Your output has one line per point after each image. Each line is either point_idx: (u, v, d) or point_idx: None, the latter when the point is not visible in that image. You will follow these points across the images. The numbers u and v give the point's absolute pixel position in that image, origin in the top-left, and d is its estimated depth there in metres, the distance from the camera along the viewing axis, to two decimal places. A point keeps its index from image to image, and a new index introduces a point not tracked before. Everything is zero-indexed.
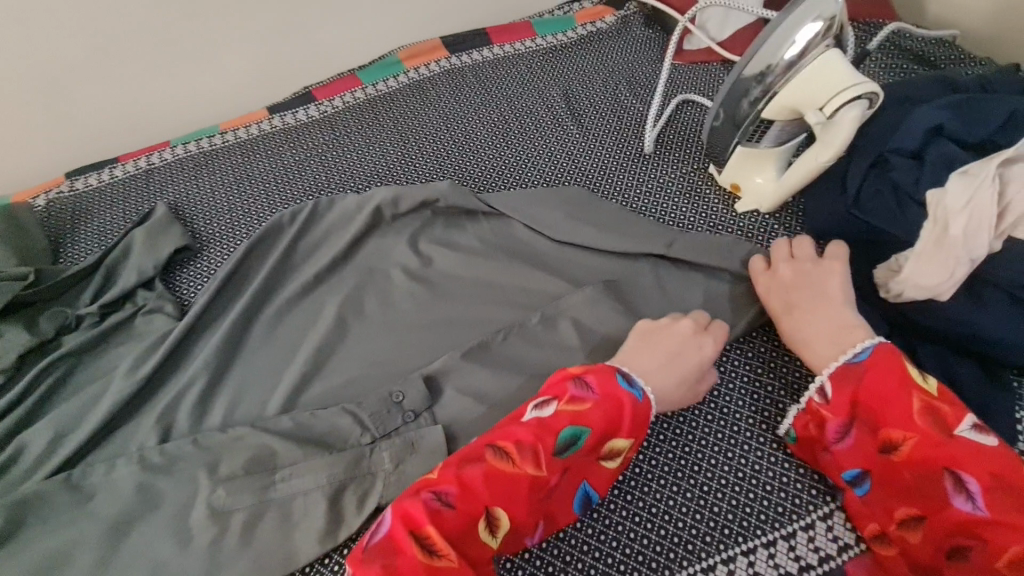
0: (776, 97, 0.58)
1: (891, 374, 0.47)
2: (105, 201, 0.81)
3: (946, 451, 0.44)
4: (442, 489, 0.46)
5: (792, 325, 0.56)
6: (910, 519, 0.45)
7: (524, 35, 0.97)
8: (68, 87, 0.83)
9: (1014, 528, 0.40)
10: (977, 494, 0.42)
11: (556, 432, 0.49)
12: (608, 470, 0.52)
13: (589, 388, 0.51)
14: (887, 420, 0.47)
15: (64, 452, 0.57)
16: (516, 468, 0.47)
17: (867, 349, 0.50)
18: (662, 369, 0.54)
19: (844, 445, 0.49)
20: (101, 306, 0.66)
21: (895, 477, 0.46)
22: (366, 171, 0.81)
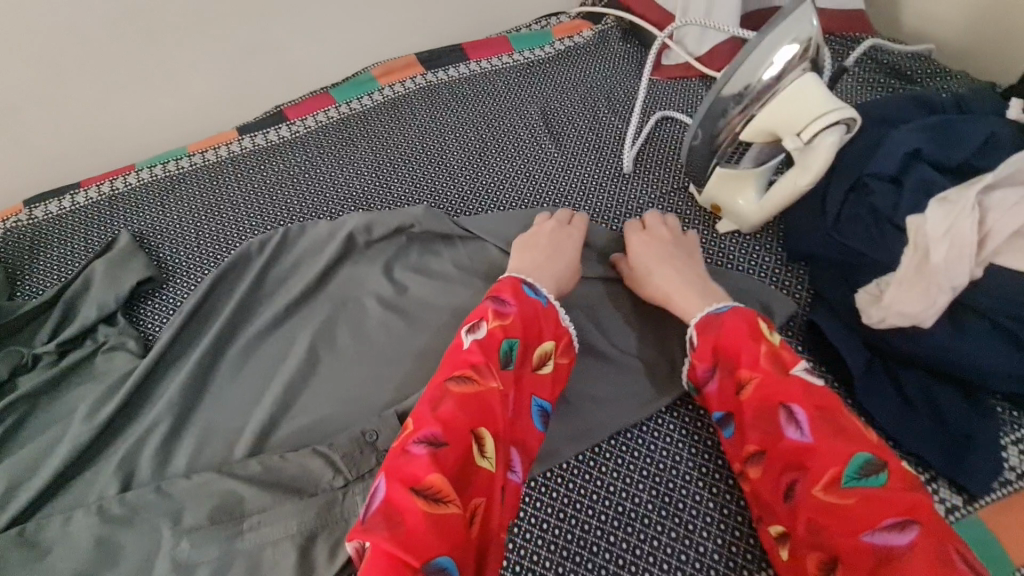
0: (754, 120, 0.57)
1: (744, 325, 0.51)
2: (65, 230, 0.78)
3: (781, 388, 0.47)
4: (426, 433, 0.45)
5: (660, 272, 0.59)
6: (755, 455, 0.48)
7: (500, 50, 0.95)
8: (25, 111, 0.80)
9: (834, 454, 0.43)
10: (805, 423, 0.45)
11: (496, 347, 0.51)
12: (547, 377, 0.54)
13: (508, 302, 0.54)
14: (740, 362, 0.50)
15: (17, 504, 0.54)
16: (480, 385, 0.48)
17: (724, 309, 0.54)
18: (551, 256, 0.60)
19: (712, 388, 0.53)
20: (59, 344, 0.63)
21: (743, 416, 0.49)
22: (341, 195, 0.79)
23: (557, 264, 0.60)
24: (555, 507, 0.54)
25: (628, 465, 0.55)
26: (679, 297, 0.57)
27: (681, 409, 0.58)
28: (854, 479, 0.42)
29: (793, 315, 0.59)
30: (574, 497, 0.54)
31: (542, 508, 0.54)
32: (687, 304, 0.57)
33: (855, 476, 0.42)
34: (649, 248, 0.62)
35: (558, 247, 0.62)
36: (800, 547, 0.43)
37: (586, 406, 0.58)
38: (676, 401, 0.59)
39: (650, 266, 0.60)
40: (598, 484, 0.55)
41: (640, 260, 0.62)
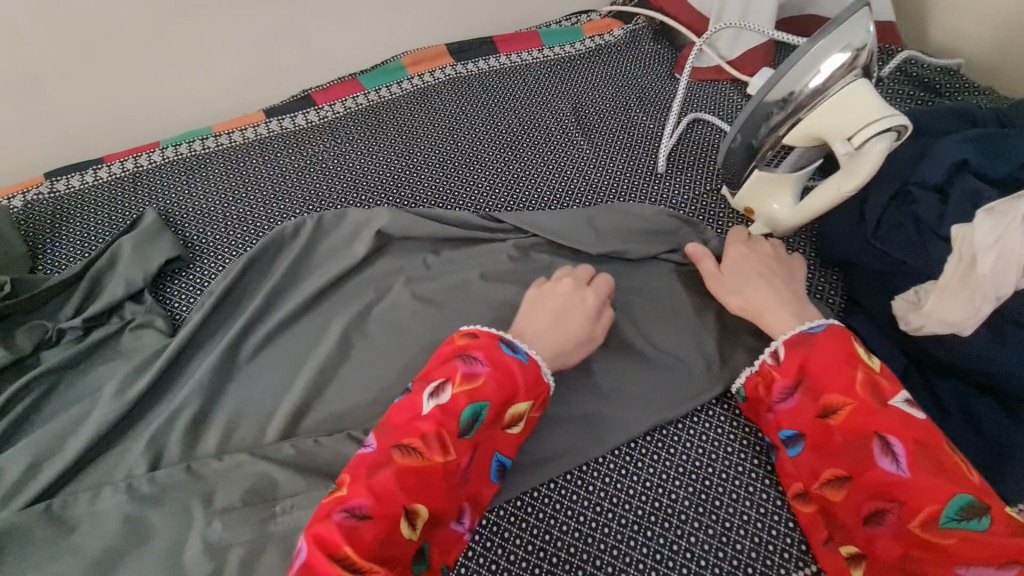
0: (800, 124, 0.57)
1: (839, 349, 0.50)
2: (88, 205, 0.76)
3: (877, 418, 0.47)
4: (355, 503, 0.43)
5: (753, 286, 0.58)
6: (837, 479, 0.48)
7: (531, 45, 0.95)
8: (50, 84, 0.79)
9: (935, 491, 0.43)
10: (901, 456, 0.45)
11: (457, 414, 0.48)
12: (513, 436, 0.52)
13: (479, 363, 0.51)
14: (830, 387, 0.49)
15: (43, 480, 0.53)
16: (427, 459, 0.46)
17: (820, 327, 0.53)
18: (556, 324, 0.57)
19: (787, 407, 0.52)
20: (85, 320, 0.62)
21: (828, 440, 0.49)
22: (370, 182, 0.78)
23: (560, 333, 0.56)
24: (590, 500, 0.54)
25: (664, 461, 0.56)
26: (771, 314, 0.56)
27: (716, 408, 0.58)
28: (953, 520, 0.42)
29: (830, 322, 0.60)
30: (610, 491, 0.54)
31: (577, 500, 0.54)
32: (778, 322, 0.55)
33: (954, 517, 0.42)
34: (745, 262, 0.61)
35: (568, 316, 0.57)
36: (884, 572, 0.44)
37: (620, 402, 0.58)
38: (713, 400, 0.59)
39: (745, 278, 0.60)
40: (633, 479, 0.55)
41: (734, 271, 0.61)
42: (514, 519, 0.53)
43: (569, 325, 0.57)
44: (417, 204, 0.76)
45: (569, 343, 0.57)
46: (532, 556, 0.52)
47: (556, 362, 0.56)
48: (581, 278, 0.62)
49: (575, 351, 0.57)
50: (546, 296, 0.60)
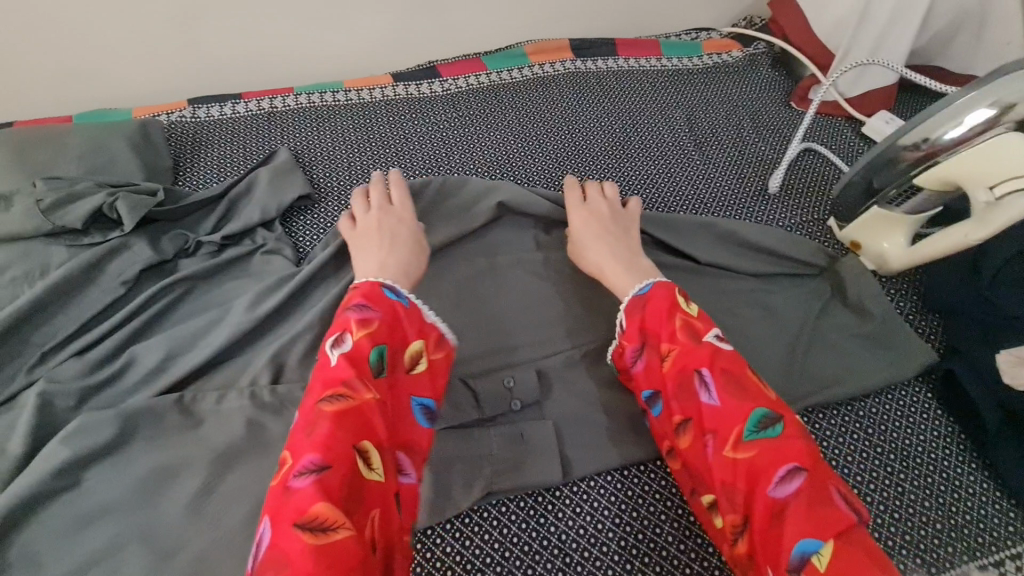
0: (935, 167, 0.59)
1: (664, 303, 0.53)
2: (226, 134, 0.82)
3: (695, 357, 0.48)
4: (306, 462, 0.41)
5: (593, 247, 0.62)
6: (681, 425, 0.49)
7: (650, 52, 0.98)
8: (208, 18, 0.84)
9: (739, 412, 0.45)
10: (714, 386, 0.47)
11: (364, 359, 0.47)
12: (422, 376, 0.51)
13: (366, 307, 0.51)
14: (661, 339, 0.51)
15: (177, 373, 0.58)
16: (356, 400, 0.45)
17: (649, 286, 0.55)
18: (385, 245, 0.61)
19: (639, 368, 0.53)
20: (223, 238, 0.67)
21: (665, 390, 0.50)
22: (488, 158, 0.82)
23: (396, 249, 0.61)
24: (679, 488, 0.55)
25: None
26: (609, 271, 0.60)
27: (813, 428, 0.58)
28: (754, 430, 0.44)
29: (933, 365, 0.61)
30: None
31: (667, 486, 0.55)
32: (617, 278, 0.59)
33: (755, 428, 0.44)
34: (587, 226, 0.64)
35: (389, 236, 0.62)
36: (726, 507, 0.44)
37: None
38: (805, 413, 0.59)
39: (585, 240, 0.63)
40: None
41: (575, 240, 0.64)
42: (604, 491, 0.55)
43: (399, 241, 0.62)
44: (530, 185, 0.79)
45: (412, 258, 0.61)
46: (619, 529, 0.53)
47: (406, 275, 0.59)
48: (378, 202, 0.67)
49: (419, 262, 0.61)
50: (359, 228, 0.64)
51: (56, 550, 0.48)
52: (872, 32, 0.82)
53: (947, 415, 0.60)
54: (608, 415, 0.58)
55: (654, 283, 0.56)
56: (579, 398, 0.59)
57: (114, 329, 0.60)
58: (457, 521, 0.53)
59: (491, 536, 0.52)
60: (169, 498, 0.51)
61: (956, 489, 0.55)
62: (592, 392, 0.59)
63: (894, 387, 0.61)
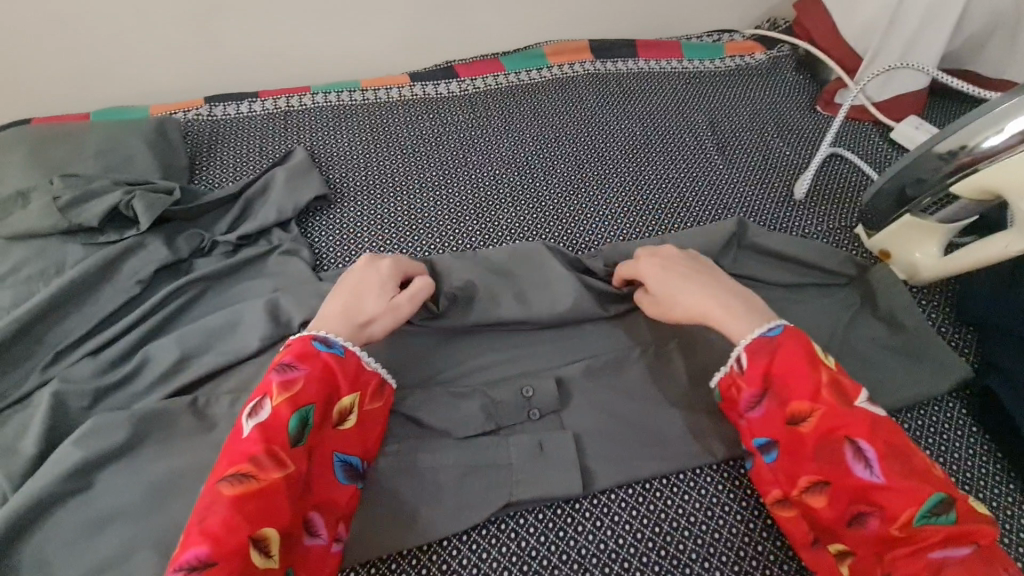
0: (973, 176, 0.57)
1: (800, 353, 0.49)
2: (242, 133, 0.81)
3: (845, 421, 0.45)
4: (188, 556, 0.40)
5: (690, 292, 0.54)
6: (815, 485, 0.46)
7: (671, 54, 0.96)
8: (226, 16, 0.84)
9: (902, 488, 0.43)
10: (876, 460, 0.44)
11: (283, 426, 0.46)
12: (348, 431, 0.50)
13: (292, 367, 0.49)
14: (798, 395, 0.47)
15: (191, 375, 0.57)
16: (261, 480, 0.43)
17: (776, 329, 0.51)
18: (343, 319, 0.53)
19: (756, 415, 0.50)
20: (238, 238, 0.67)
21: (799, 446, 0.47)
22: (506, 160, 0.81)
23: (351, 323, 0.53)
24: (703, 502, 0.53)
25: None
26: (720, 315, 0.53)
27: None
28: (926, 516, 0.42)
29: (968, 379, 0.59)
30: (723, 498, 0.53)
31: (690, 501, 0.53)
32: (733, 322, 0.52)
33: (928, 513, 0.42)
34: (670, 272, 0.56)
35: (350, 306, 0.54)
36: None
37: None
38: None
39: (682, 285, 0.55)
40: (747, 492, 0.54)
41: (664, 289, 0.55)
42: (625, 504, 0.53)
43: (361, 306, 0.54)
44: (549, 188, 0.78)
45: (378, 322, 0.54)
46: (641, 544, 0.51)
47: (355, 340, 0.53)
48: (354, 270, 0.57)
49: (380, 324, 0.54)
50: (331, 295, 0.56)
51: (67, 554, 0.48)
52: (902, 36, 0.79)
53: (982, 432, 0.57)
54: (630, 426, 0.56)
55: (777, 326, 0.51)
56: (600, 408, 0.57)
57: (128, 329, 0.60)
58: (473, 533, 0.51)
59: (509, 548, 0.51)
60: (181, 503, 0.50)
61: (993, 509, 0.53)
62: (612, 402, 0.57)
63: (926, 403, 0.59)
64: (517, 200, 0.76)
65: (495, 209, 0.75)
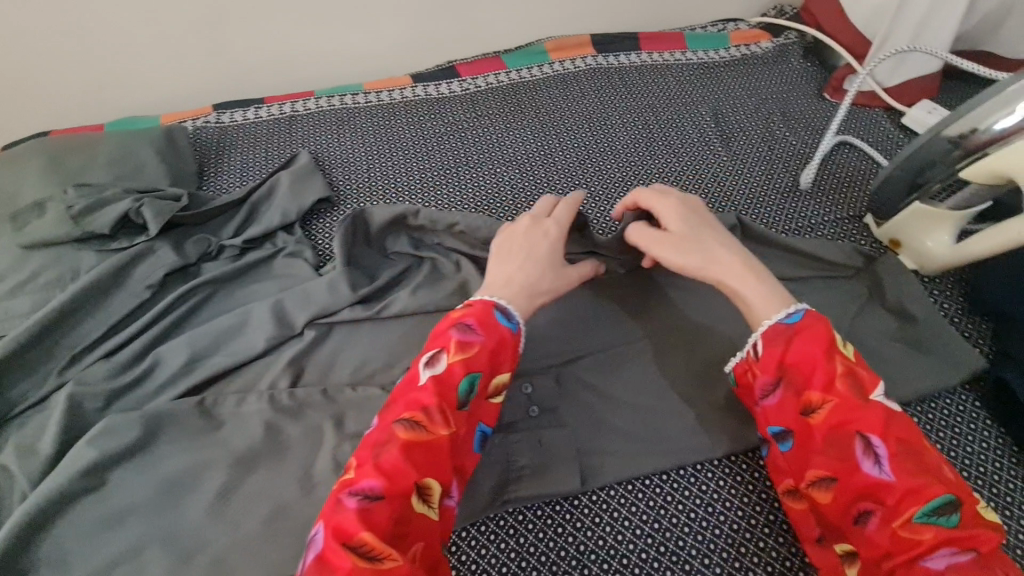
0: (983, 159, 0.55)
1: (821, 342, 0.47)
2: (248, 139, 0.83)
3: (858, 415, 0.44)
4: (364, 485, 0.41)
5: (710, 248, 0.54)
6: (820, 480, 0.45)
7: (674, 46, 0.95)
8: (231, 24, 0.85)
9: (910, 488, 0.41)
10: (884, 457, 0.42)
11: (454, 386, 0.47)
12: (496, 406, 0.50)
13: (473, 330, 0.49)
14: (812, 383, 0.46)
15: (199, 377, 0.59)
16: (431, 432, 0.44)
17: (799, 312, 0.49)
18: (524, 259, 0.56)
19: (771, 403, 0.49)
20: (244, 241, 0.68)
21: (809, 438, 0.46)
22: (506, 158, 0.81)
23: (535, 263, 0.56)
24: (703, 499, 0.53)
25: None
26: (734, 278, 0.52)
27: None
28: (926, 516, 0.40)
29: (981, 371, 0.57)
30: (723, 494, 0.53)
31: (690, 497, 0.53)
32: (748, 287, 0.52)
33: (927, 513, 0.40)
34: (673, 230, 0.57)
35: (531, 246, 0.57)
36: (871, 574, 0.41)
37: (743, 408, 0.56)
38: None
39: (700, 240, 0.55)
40: (749, 488, 0.53)
41: (683, 241, 0.55)
42: (624, 500, 0.53)
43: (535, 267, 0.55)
44: (550, 185, 0.78)
45: (552, 277, 0.56)
46: (640, 540, 0.51)
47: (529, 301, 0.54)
48: (539, 212, 0.60)
49: (552, 282, 0.56)
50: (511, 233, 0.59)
51: (82, 550, 0.49)
52: (913, 19, 0.77)
53: (996, 425, 0.55)
54: (630, 422, 0.56)
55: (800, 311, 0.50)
56: (601, 405, 0.57)
57: (139, 332, 0.61)
58: (470, 530, 0.51)
59: (507, 544, 0.51)
60: (190, 501, 0.52)
61: (1007, 505, 0.51)
62: (612, 398, 0.57)
63: (937, 396, 0.57)
64: (519, 198, 0.76)
65: (496, 208, 0.76)
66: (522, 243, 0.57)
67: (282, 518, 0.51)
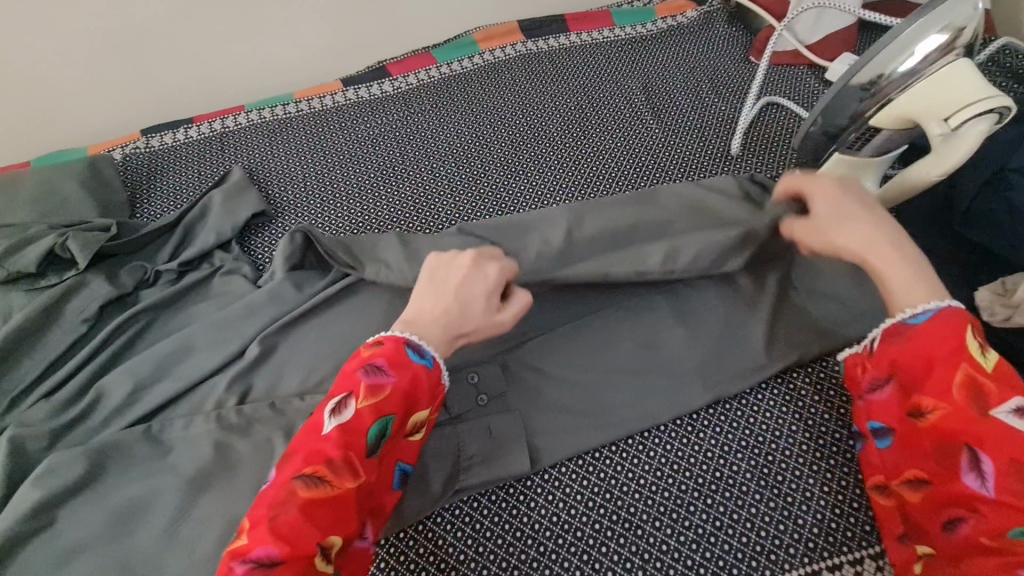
0: (892, 104, 0.55)
1: (949, 337, 0.42)
2: (180, 161, 0.82)
3: (973, 427, 0.40)
4: (257, 553, 0.38)
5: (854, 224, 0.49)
6: (915, 481, 0.43)
7: (601, 24, 0.95)
8: (149, 47, 0.84)
9: (1015, 507, 0.37)
10: (990, 473, 0.38)
11: (362, 432, 0.44)
12: (416, 443, 0.49)
13: (383, 371, 0.46)
14: (922, 385, 0.43)
15: (144, 405, 0.58)
16: (338, 487, 0.42)
17: (930, 310, 0.44)
18: (457, 304, 0.52)
19: (881, 398, 0.47)
20: (179, 264, 0.67)
21: (915, 441, 0.43)
22: (442, 153, 0.81)
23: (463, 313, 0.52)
24: (651, 465, 0.54)
25: (725, 431, 0.55)
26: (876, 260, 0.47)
27: (780, 386, 0.57)
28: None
29: None
30: (671, 458, 0.54)
31: (639, 465, 0.54)
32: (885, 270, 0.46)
33: None
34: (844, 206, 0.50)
35: (469, 293, 0.53)
36: None
37: (686, 372, 0.57)
38: (765, 382, 0.57)
39: (847, 216, 0.49)
40: (694, 449, 0.54)
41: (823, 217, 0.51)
42: (575, 476, 0.54)
43: (470, 308, 0.52)
44: (487, 175, 0.78)
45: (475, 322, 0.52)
46: (593, 513, 0.52)
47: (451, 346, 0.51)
48: (483, 254, 0.56)
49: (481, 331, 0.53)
50: (447, 263, 0.55)
51: None
52: None
53: None
54: (577, 400, 0.57)
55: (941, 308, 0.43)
56: (547, 385, 0.57)
57: (78, 368, 0.60)
58: (427, 524, 0.52)
59: (463, 533, 0.52)
60: (142, 528, 0.51)
61: None
62: (558, 377, 0.58)
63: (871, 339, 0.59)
64: (455, 191, 0.77)
65: (434, 205, 0.76)
66: (454, 282, 0.53)
67: (237, 534, 0.51)
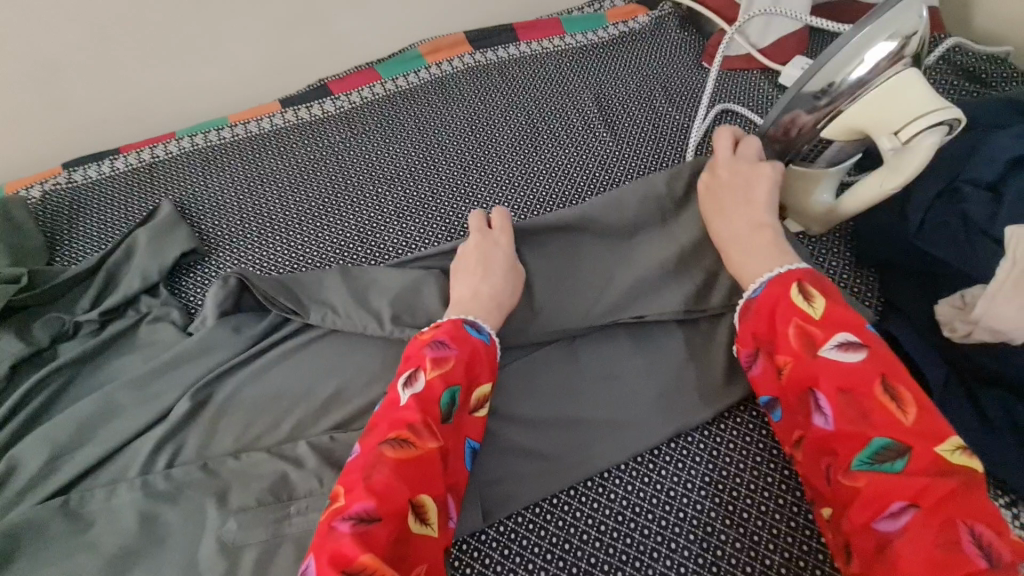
0: (842, 116, 0.53)
1: (779, 296, 0.47)
2: (103, 197, 0.76)
3: (811, 371, 0.43)
4: (357, 509, 0.40)
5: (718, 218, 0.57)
6: (792, 438, 0.46)
7: (552, 32, 0.92)
8: (66, 75, 0.78)
9: (853, 436, 0.41)
10: (830, 411, 0.42)
11: (435, 400, 0.46)
12: (484, 418, 0.50)
13: (446, 345, 0.49)
14: (774, 346, 0.47)
15: (60, 476, 0.53)
16: (419, 448, 0.44)
17: (764, 284, 0.49)
18: (484, 270, 0.56)
19: (750, 369, 0.49)
20: (101, 313, 0.62)
21: (780, 399, 0.46)
22: (387, 175, 0.77)
23: (490, 278, 0.56)
24: (613, 508, 0.51)
25: (689, 468, 0.52)
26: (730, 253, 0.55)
27: (744, 416, 0.55)
28: (869, 464, 0.39)
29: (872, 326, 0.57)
30: (633, 500, 0.51)
31: (600, 509, 0.51)
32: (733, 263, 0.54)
33: (870, 461, 0.39)
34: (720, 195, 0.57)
35: (487, 258, 0.57)
36: (832, 524, 0.42)
37: (646, 405, 0.54)
38: (726, 412, 0.55)
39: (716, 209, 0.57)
40: (656, 489, 0.52)
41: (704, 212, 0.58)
42: (533, 526, 0.51)
43: (494, 268, 0.57)
44: (434, 198, 0.74)
45: (505, 284, 0.56)
46: (552, 565, 0.49)
47: (498, 309, 0.55)
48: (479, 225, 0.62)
49: (513, 291, 0.56)
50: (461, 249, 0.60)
51: None
52: None
53: None
54: (536, 442, 0.53)
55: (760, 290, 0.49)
56: (503, 428, 0.54)
57: None
58: None
59: None
60: None
61: None
62: (513, 417, 0.54)
63: None
64: (401, 216, 0.73)
65: (380, 233, 0.71)
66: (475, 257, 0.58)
67: None
